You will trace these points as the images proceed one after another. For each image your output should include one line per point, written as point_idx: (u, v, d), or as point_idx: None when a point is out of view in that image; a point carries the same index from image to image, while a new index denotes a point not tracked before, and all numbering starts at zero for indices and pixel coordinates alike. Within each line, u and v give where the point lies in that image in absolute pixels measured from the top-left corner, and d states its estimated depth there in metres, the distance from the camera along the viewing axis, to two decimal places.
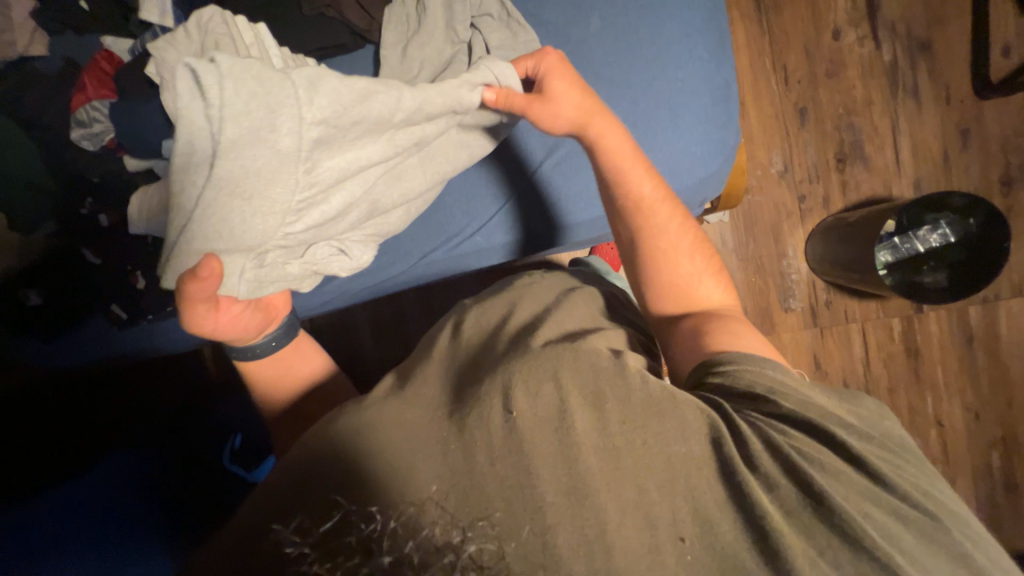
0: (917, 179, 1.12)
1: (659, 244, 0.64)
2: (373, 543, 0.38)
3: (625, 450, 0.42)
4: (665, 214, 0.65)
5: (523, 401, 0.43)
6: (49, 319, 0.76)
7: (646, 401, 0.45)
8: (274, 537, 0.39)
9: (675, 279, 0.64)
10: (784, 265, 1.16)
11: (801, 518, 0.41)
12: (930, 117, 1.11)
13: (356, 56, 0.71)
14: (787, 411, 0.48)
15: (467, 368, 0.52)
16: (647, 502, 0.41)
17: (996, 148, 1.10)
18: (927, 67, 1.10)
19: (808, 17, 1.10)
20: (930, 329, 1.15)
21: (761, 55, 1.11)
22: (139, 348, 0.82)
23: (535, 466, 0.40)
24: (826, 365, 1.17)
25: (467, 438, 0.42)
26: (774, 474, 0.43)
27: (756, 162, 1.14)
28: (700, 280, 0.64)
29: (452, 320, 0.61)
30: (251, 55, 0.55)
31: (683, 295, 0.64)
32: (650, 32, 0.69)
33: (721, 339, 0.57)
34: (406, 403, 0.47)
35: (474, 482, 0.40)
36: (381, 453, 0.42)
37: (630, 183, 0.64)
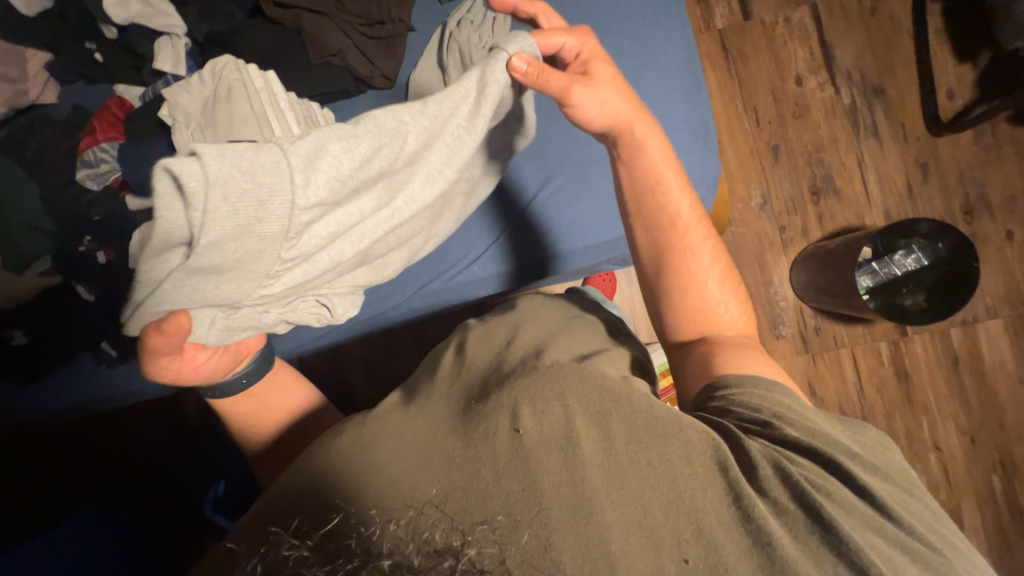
0: (886, 209, 1.19)
1: (689, 266, 0.65)
2: (372, 546, 0.35)
3: (630, 470, 0.42)
4: (698, 237, 0.67)
5: (530, 418, 0.44)
6: (43, 357, 0.76)
7: (648, 419, 0.45)
8: (259, 558, 0.35)
9: (698, 302, 0.65)
10: (771, 293, 1.20)
11: (802, 533, 0.41)
12: (891, 152, 1.20)
13: (359, 100, 0.75)
14: (793, 438, 0.47)
15: (473, 389, 0.52)
16: (651, 522, 0.40)
17: (953, 180, 1.18)
18: (883, 108, 1.20)
19: (772, 66, 1.20)
20: (916, 353, 1.18)
21: (733, 100, 1.21)
22: (125, 392, 0.79)
23: (540, 483, 0.40)
24: (821, 392, 1.19)
25: (473, 452, 0.43)
26: (781, 498, 0.43)
27: (737, 196, 1.21)
28: (726, 305, 0.65)
29: (456, 340, 0.62)
30: (261, 99, 0.59)
31: (702, 318, 0.64)
32: (632, 76, 0.74)
33: (724, 362, 0.57)
34: (412, 420, 0.48)
35: (475, 484, 0.41)
36: (387, 469, 0.43)
37: (670, 201, 0.66)
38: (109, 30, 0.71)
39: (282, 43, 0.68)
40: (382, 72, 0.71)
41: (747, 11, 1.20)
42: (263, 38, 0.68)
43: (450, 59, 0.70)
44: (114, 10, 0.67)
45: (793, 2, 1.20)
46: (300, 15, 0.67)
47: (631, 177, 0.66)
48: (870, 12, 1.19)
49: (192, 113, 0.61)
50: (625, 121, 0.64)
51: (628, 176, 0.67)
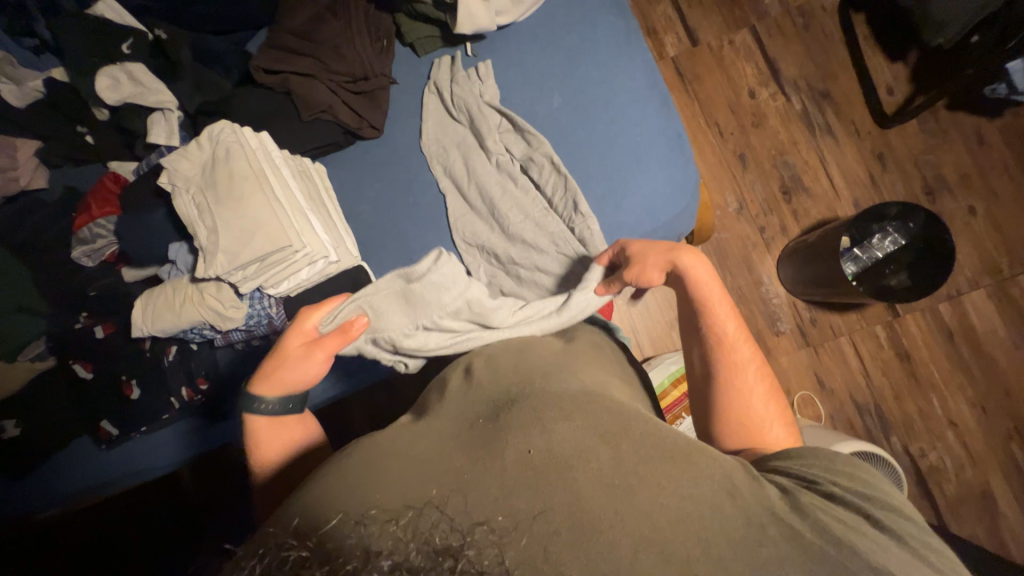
0: (854, 199, 1.26)
1: (734, 381, 0.59)
2: (372, 544, 0.35)
3: (638, 488, 0.42)
4: (746, 353, 0.60)
5: (538, 440, 0.45)
6: (40, 445, 0.72)
7: (654, 441, 0.46)
8: (259, 558, 0.34)
9: (745, 415, 0.57)
10: (763, 291, 1.24)
11: (804, 537, 0.41)
12: (847, 147, 1.28)
13: (349, 153, 0.78)
14: (838, 495, 0.46)
15: (482, 405, 0.52)
16: (662, 539, 0.39)
17: (910, 166, 1.26)
18: (832, 109, 1.29)
19: (725, 83, 1.30)
20: (912, 332, 1.21)
21: (695, 117, 1.30)
22: (127, 471, 0.74)
23: (545, 496, 0.41)
24: (829, 382, 1.21)
25: (480, 470, 0.43)
26: (784, 512, 0.43)
27: (714, 204, 1.27)
28: (771, 423, 0.57)
29: (463, 362, 0.62)
30: (261, 159, 0.63)
31: (748, 428, 0.57)
32: (605, 99, 0.77)
33: (742, 409, 0.58)
34: (422, 437, 0.49)
35: (482, 500, 0.41)
36: (392, 480, 0.43)
37: (716, 326, 0.60)
38: (100, 111, 0.73)
39: (273, 105, 0.72)
40: (370, 123, 0.74)
41: (693, 38, 1.31)
42: (255, 102, 0.72)
43: (457, 112, 0.77)
44: (106, 94, 0.70)
45: (733, 25, 1.31)
46: (289, 79, 0.71)
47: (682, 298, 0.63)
48: (804, 27, 1.31)
49: (190, 177, 0.63)
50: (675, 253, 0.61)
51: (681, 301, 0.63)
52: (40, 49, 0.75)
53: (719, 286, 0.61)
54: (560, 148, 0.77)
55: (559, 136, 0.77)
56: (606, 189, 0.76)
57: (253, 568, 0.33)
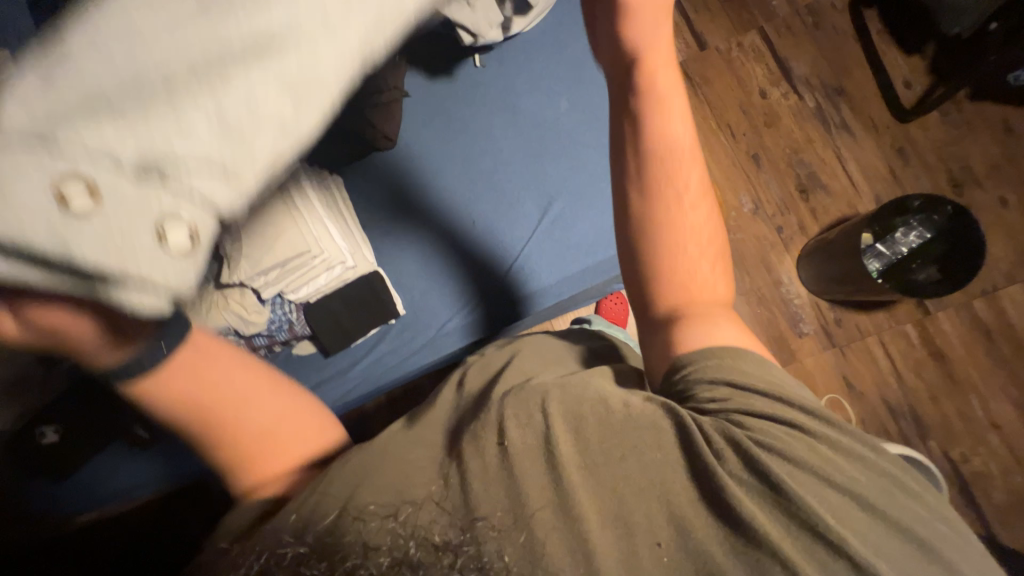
0: (875, 194, 1.23)
1: (680, 239, 0.56)
2: (371, 541, 0.36)
3: (606, 468, 0.43)
4: (696, 218, 0.57)
5: (515, 430, 0.45)
6: (64, 459, 0.76)
7: (629, 417, 0.46)
8: (256, 557, 0.36)
9: (682, 274, 0.56)
10: (784, 292, 1.22)
11: (769, 505, 0.41)
12: (865, 142, 1.25)
13: (367, 165, 0.82)
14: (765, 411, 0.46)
15: (469, 406, 0.53)
16: (631, 518, 0.41)
17: (933, 158, 1.23)
18: (847, 105, 1.27)
19: (736, 85, 1.30)
20: (945, 330, 1.16)
21: (705, 119, 1.29)
22: (142, 481, 0.79)
23: (525, 490, 0.41)
24: (858, 384, 1.16)
25: (464, 467, 0.43)
26: (763, 521, 0.40)
27: (729, 205, 1.25)
28: (709, 279, 0.56)
29: (455, 378, 0.63)
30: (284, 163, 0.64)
31: (687, 288, 0.56)
32: None
33: (688, 274, 0.56)
34: (408, 441, 0.49)
35: (466, 494, 0.41)
36: (387, 480, 0.43)
37: (678, 173, 0.56)
38: None
39: None
40: (384, 133, 0.76)
41: (701, 42, 1.32)
42: None
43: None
44: None
45: (742, 28, 1.31)
46: None
47: (654, 153, 0.56)
48: (814, 26, 1.30)
49: None
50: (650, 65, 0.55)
51: (638, 154, 0.57)
52: None
53: (692, 142, 0.57)
54: (568, 151, 0.81)
55: (565, 147, 0.81)
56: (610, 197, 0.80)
57: (251, 565, 0.35)
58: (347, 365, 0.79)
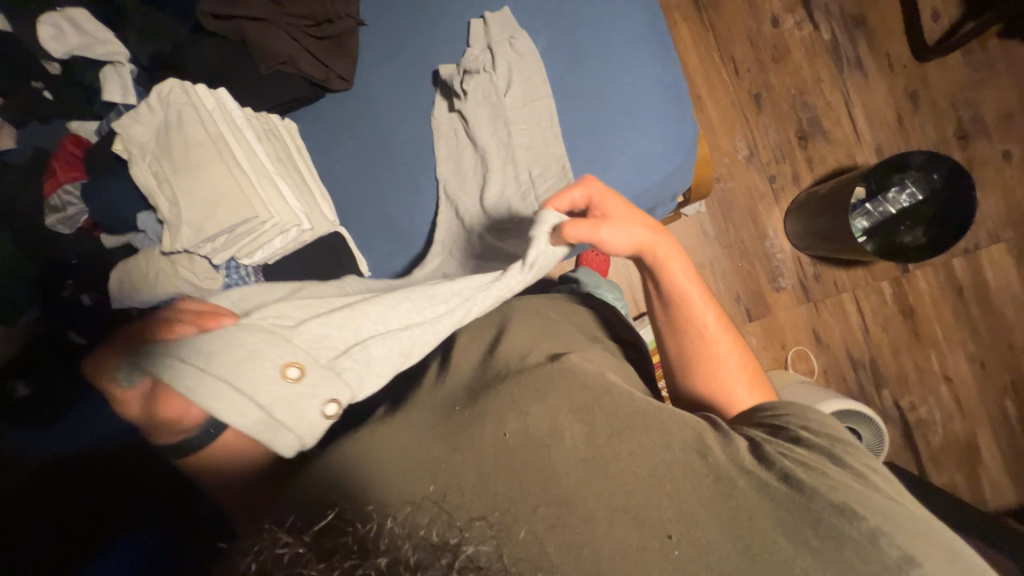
0: (877, 144, 1.16)
1: (706, 365, 0.60)
2: (370, 540, 0.34)
3: (612, 461, 0.44)
4: (726, 345, 0.61)
5: (514, 422, 0.46)
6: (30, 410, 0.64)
7: (632, 410, 0.47)
8: (254, 554, 0.32)
9: (709, 374, 0.60)
10: (767, 246, 1.20)
11: (774, 489, 0.42)
12: (876, 84, 1.15)
13: (319, 107, 0.73)
14: (802, 437, 0.47)
15: (461, 396, 0.53)
16: (633, 506, 0.42)
17: (945, 105, 1.14)
18: (865, 39, 1.15)
19: (746, 9, 1.16)
20: (919, 288, 1.17)
21: (709, 50, 1.16)
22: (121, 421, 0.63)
23: (524, 482, 0.43)
24: (827, 338, 1.19)
25: (459, 460, 0.44)
26: (751, 499, 0.42)
27: (723, 150, 1.18)
28: (734, 381, 0.59)
29: (441, 350, 0.65)
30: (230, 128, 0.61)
31: (717, 387, 0.59)
32: (596, 45, 0.69)
33: (717, 374, 0.59)
34: (401, 429, 0.50)
35: (463, 487, 0.43)
36: (390, 471, 0.45)
37: (695, 312, 0.61)
38: (52, 65, 0.67)
39: (230, 57, 0.65)
40: (337, 73, 0.68)
41: None
42: (208, 55, 0.65)
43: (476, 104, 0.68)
44: (52, 45, 0.65)
45: None
46: (242, 25, 0.64)
47: (672, 297, 0.62)
48: None
49: (146, 144, 0.59)
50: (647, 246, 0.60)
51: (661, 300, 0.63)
52: None
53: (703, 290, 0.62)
54: None
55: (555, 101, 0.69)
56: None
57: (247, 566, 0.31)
58: None
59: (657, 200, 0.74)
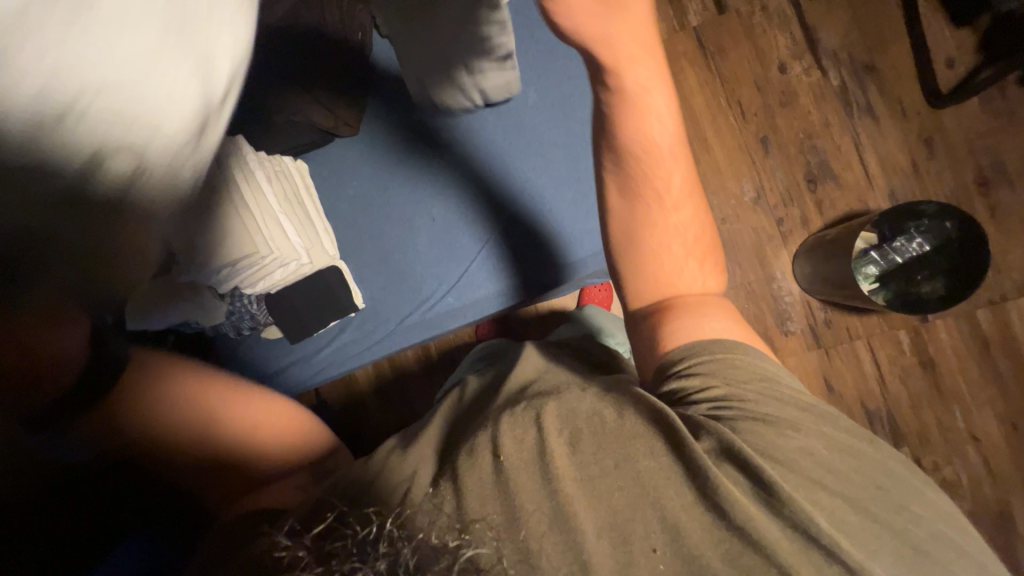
0: (891, 189, 1.13)
1: (654, 240, 0.65)
2: (367, 541, 0.38)
3: (600, 478, 0.46)
4: (688, 225, 0.66)
5: (511, 445, 0.48)
6: None
7: (623, 432, 0.48)
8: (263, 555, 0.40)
9: (661, 262, 0.65)
10: (775, 288, 1.17)
11: (754, 501, 0.45)
12: (889, 129, 1.14)
13: (337, 156, 0.84)
14: (757, 411, 0.50)
15: (461, 427, 0.56)
16: (623, 521, 0.44)
17: (963, 152, 1.11)
18: (876, 85, 1.14)
19: (753, 56, 1.17)
20: (941, 339, 1.11)
21: (715, 94, 1.18)
22: None
23: (518, 499, 0.45)
24: (839, 387, 1.14)
25: (460, 480, 0.47)
26: (745, 524, 0.44)
27: (729, 192, 1.17)
28: (684, 271, 0.65)
29: (458, 385, 0.67)
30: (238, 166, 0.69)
31: (666, 283, 0.65)
32: (574, 105, 0.84)
33: (670, 268, 0.65)
34: (412, 450, 0.53)
35: (463, 502, 0.45)
36: (393, 486, 0.48)
37: (660, 174, 0.65)
38: None
39: None
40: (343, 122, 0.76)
41: (720, 3, 1.17)
42: None
43: None
44: None
45: None
46: None
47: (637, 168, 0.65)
48: None
49: None
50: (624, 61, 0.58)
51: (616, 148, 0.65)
52: None
53: (671, 145, 0.64)
54: (527, 147, 0.84)
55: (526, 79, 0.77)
56: (584, 188, 0.83)
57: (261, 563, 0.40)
58: (315, 348, 0.85)
59: None
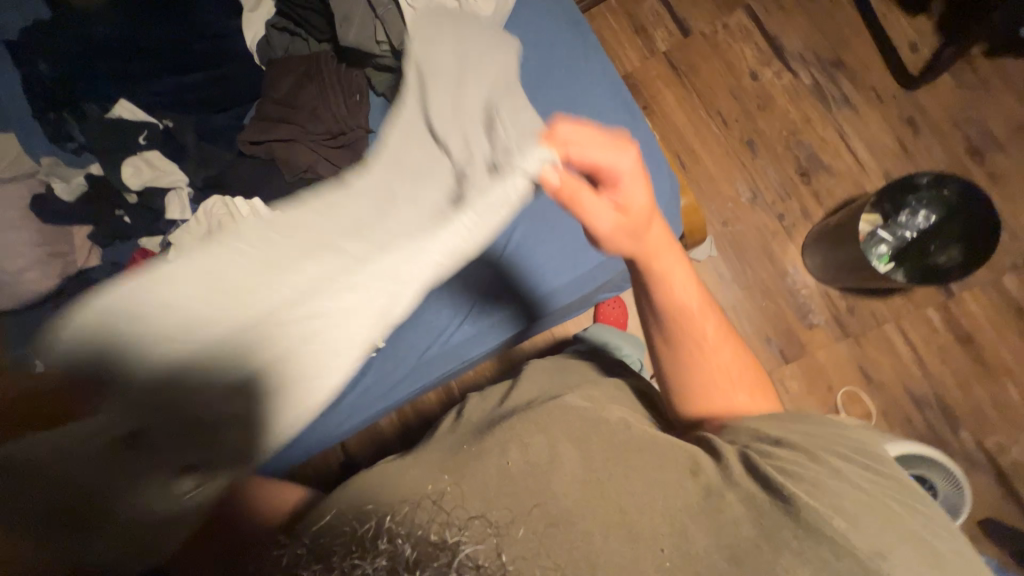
0: (884, 171, 1.15)
1: (703, 381, 0.58)
2: (370, 539, 0.36)
3: (609, 482, 0.45)
4: (728, 360, 0.59)
5: (516, 452, 0.47)
6: None
7: (626, 440, 0.50)
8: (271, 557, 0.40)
9: (711, 393, 0.58)
10: (789, 282, 1.16)
11: (770, 497, 0.44)
12: (869, 116, 1.17)
13: None
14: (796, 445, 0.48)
15: (469, 436, 0.55)
16: (631, 524, 0.42)
17: (949, 126, 1.13)
18: (847, 78, 1.19)
19: (724, 69, 1.24)
20: (972, 310, 1.08)
21: (695, 108, 1.24)
22: None
23: (525, 503, 0.43)
24: (878, 375, 1.10)
25: (461, 484, 0.45)
26: (750, 512, 0.43)
27: (725, 196, 1.20)
28: (734, 398, 0.58)
29: (455, 410, 0.67)
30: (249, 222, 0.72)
31: (715, 412, 0.58)
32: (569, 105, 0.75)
33: (720, 397, 0.58)
34: (413, 461, 0.52)
35: (459, 496, 0.44)
36: (393, 488, 0.46)
37: (696, 329, 0.58)
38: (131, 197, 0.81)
39: (263, 173, 0.78)
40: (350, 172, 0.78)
41: (684, 28, 1.26)
42: (247, 174, 0.79)
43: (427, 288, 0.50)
44: (131, 180, 0.81)
45: (726, 9, 1.25)
46: (271, 146, 0.77)
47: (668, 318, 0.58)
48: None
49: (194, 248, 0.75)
50: (648, 251, 0.54)
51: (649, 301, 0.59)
52: (80, 150, 0.82)
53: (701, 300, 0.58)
54: None
55: None
56: None
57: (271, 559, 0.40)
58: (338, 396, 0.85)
59: None
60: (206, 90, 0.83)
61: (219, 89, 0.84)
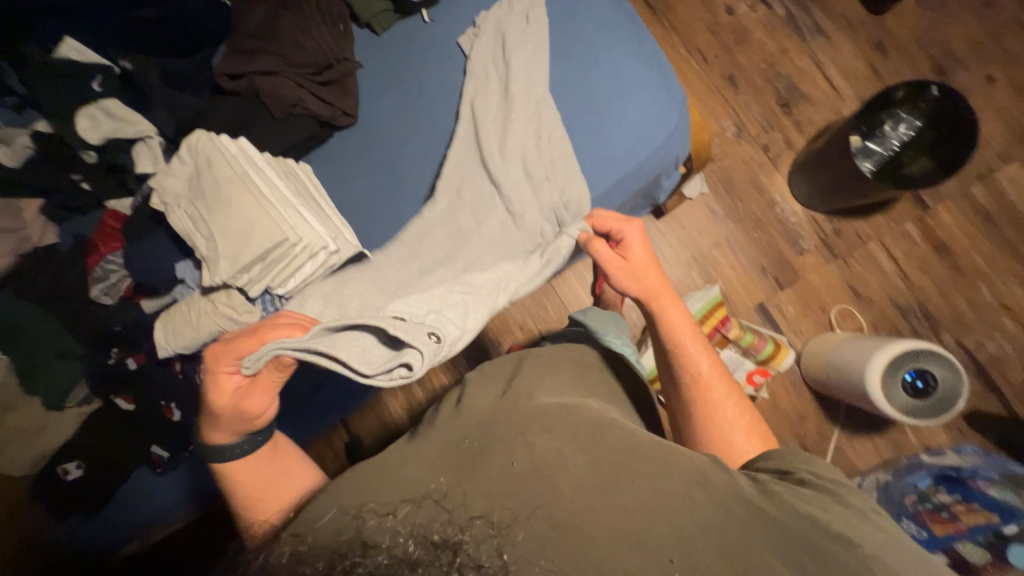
0: (858, 96, 1.19)
1: (710, 416, 0.61)
2: (371, 539, 0.36)
3: (618, 492, 0.45)
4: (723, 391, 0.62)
5: (523, 450, 0.48)
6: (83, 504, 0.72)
7: (635, 444, 0.50)
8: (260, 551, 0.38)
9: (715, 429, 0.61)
10: (779, 212, 1.19)
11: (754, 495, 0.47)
12: (841, 44, 1.21)
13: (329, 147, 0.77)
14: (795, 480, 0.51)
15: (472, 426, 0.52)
16: (634, 527, 0.43)
17: (913, 49, 1.18)
18: (818, 7, 1.22)
19: (700, 4, 1.24)
20: (946, 222, 1.15)
21: (674, 46, 1.24)
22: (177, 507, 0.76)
23: (533, 506, 0.43)
24: (866, 292, 1.15)
25: (467, 486, 0.44)
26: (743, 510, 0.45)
27: (711, 132, 1.21)
28: (733, 437, 0.60)
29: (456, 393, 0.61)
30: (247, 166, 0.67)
31: (719, 443, 0.60)
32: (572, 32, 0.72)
33: (721, 430, 0.61)
34: (412, 457, 0.50)
35: (465, 486, 0.44)
36: (391, 485, 0.46)
37: (692, 365, 0.62)
38: (88, 155, 0.72)
39: (246, 108, 0.72)
40: (344, 110, 0.74)
41: None
42: (225, 118, 0.72)
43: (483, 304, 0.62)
44: (89, 134, 0.70)
45: None
46: (254, 79, 0.72)
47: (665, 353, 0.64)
48: None
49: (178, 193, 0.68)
50: (652, 293, 0.63)
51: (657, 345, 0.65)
52: (22, 106, 0.72)
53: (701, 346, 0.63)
54: None
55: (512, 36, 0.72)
56: None
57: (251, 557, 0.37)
58: None
59: (659, 169, 0.76)
60: (162, 30, 0.75)
61: (181, 30, 0.75)
